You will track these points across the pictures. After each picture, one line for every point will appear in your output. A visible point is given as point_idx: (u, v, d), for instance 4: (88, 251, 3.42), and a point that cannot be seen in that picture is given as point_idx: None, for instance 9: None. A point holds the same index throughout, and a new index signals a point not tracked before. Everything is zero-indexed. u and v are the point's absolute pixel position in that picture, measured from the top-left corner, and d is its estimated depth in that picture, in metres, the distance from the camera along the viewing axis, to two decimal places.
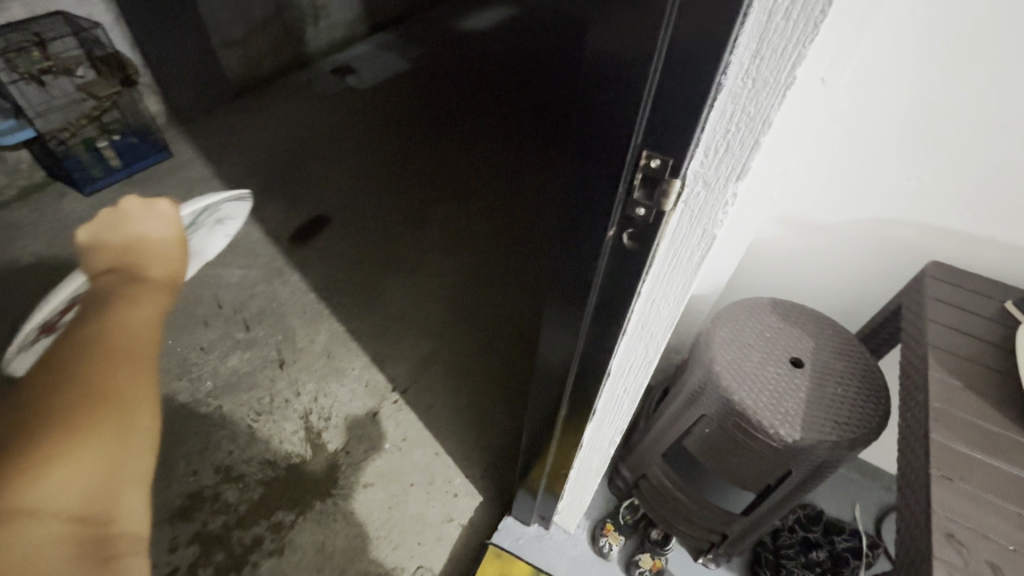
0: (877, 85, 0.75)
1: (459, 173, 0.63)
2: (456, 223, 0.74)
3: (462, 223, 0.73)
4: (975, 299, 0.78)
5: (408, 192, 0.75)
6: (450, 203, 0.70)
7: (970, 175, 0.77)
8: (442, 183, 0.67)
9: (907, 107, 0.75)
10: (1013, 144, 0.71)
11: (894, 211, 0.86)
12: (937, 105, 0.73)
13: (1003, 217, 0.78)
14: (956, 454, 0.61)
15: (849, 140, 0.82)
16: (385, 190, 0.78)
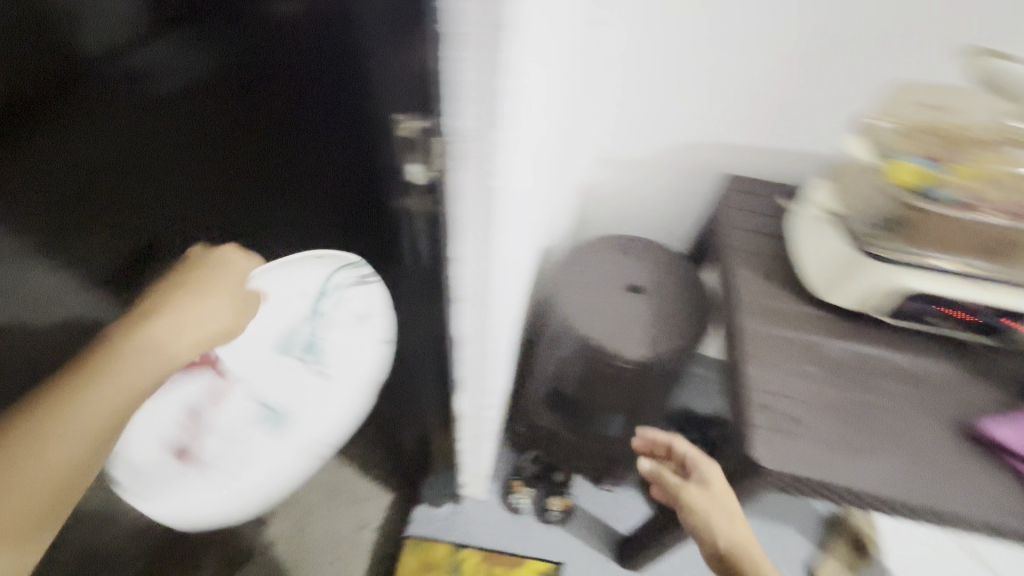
0: (650, 22, 0.80)
1: (298, 161, 0.63)
2: (299, 222, 0.73)
3: (307, 221, 0.72)
4: (761, 202, 0.90)
5: (246, 198, 0.72)
6: (290, 200, 0.70)
7: (739, 94, 0.87)
8: (282, 178, 0.67)
9: (678, 40, 0.82)
10: (764, 61, 0.82)
11: (691, 137, 0.95)
12: (701, 35, 0.81)
13: (771, 127, 0.90)
14: (758, 334, 0.71)
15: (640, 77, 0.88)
16: (216, 203, 0.73)
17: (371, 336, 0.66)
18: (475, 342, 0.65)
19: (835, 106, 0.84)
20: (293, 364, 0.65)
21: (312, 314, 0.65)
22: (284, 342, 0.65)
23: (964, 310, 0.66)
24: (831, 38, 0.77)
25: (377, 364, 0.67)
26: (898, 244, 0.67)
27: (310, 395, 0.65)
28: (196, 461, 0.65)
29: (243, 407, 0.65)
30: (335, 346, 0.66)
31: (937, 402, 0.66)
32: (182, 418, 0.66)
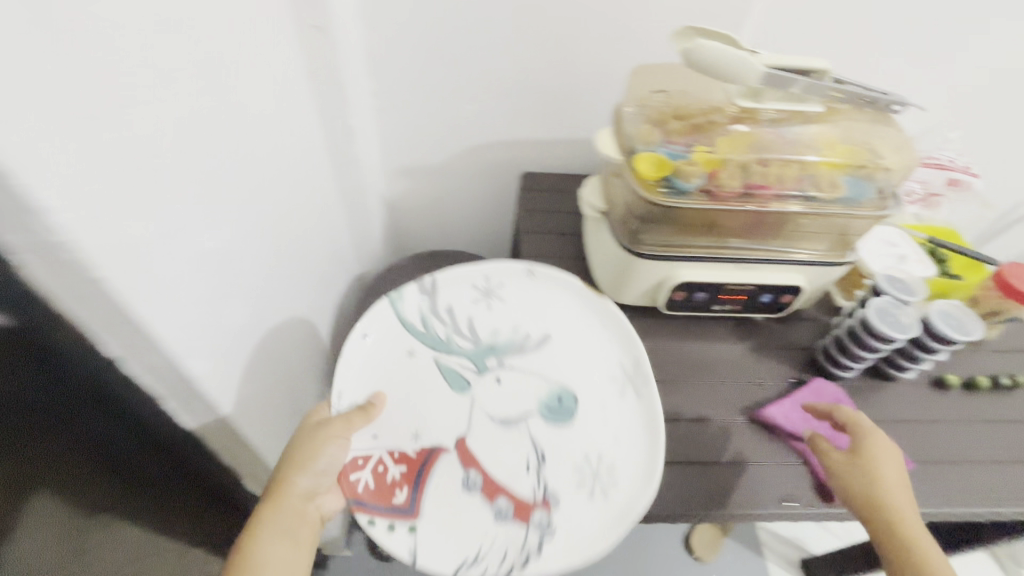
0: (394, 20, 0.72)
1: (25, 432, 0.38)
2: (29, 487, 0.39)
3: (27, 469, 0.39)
4: (556, 199, 0.86)
5: None
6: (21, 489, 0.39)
7: (511, 89, 0.80)
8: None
9: (431, 38, 0.74)
10: (527, 52, 0.76)
11: (478, 138, 0.88)
12: (453, 30, 0.73)
13: (555, 119, 0.84)
14: None
15: (404, 80, 0.79)
16: None
17: (499, 300, 0.64)
18: (522, 289, 0.65)
19: (609, 94, 0.80)
20: (530, 395, 0.58)
21: (440, 345, 0.60)
22: (448, 364, 0.59)
23: (736, 288, 0.64)
24: (583, 24, 0.72)
25: (604, 353, 0.61)
26: (663, 238, 0.62)
27: (585, 404, 0.57)
28: (534, 506, 0.51)
29: (505, 397, 0.57)
30: (563, 370, 0.59)
31: (728, 392, 0.64)
32: (504, 473, 0.52)
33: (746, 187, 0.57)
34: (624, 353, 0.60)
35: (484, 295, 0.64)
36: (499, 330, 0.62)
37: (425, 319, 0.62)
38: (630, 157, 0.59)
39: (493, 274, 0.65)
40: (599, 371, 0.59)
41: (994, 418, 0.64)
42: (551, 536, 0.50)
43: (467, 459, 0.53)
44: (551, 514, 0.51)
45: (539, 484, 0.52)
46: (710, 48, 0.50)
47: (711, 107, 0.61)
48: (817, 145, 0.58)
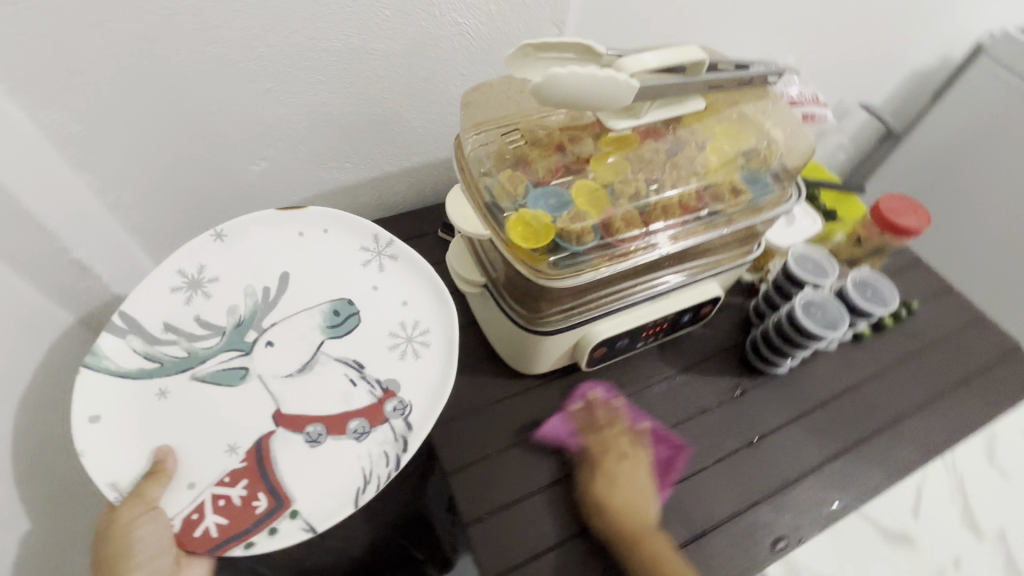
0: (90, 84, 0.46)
1: None
2: None
3: None
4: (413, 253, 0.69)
5: None
6: None
7: (307, 136, 0.59)
8: None
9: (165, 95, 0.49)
10: (316, 84, 0.55)
11: (288, 201, 0.66)
12: (197, 78, 0.49)
13: (380, 155, 0.66)
14: (474, 473, 0.52)
15: (149, 161, 0.54)
16: None
17: (211, 283, 0.53)
18: (229, 257, 0.55)
19: (431, 113, 0.64)
20: (303, 330, 0.53)
21: (186, 363, 0.49)
22: (209, 370, 0.49)
23: (654, 324, 0.55)
24: (373, 37, 0.53)
25: (336, 244, 0.57)
26: (568, 308, 0.50)
27: (361, 303, 0.55)
28: (380, 402, 0.49)
29: (279, 353, 0.51)
30: (314, 283, 0.55)
31: (680, 439, 0.56)
32: (325, 406, 0.49)
33: (646, 229, 0.46)
34: (356, 235, 0.58)
35: (192, 285, 0.53)
36: (234, 303, 0.53)
37: (149, 356, 0.49)
38: (500, 226, 0.44)
39: (186, 262, 0.54)
40: (335, 259, 0.57)
41: (904, 353, 0.65)
42: (412, 408, 0.49)
43: (295, 424, 0.48)
44: (398, 395, 0.50)
45: (369, 384, 0.50)
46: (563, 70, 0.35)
47: (575, 135, 0.48)
48: (701, 143, 0.49)
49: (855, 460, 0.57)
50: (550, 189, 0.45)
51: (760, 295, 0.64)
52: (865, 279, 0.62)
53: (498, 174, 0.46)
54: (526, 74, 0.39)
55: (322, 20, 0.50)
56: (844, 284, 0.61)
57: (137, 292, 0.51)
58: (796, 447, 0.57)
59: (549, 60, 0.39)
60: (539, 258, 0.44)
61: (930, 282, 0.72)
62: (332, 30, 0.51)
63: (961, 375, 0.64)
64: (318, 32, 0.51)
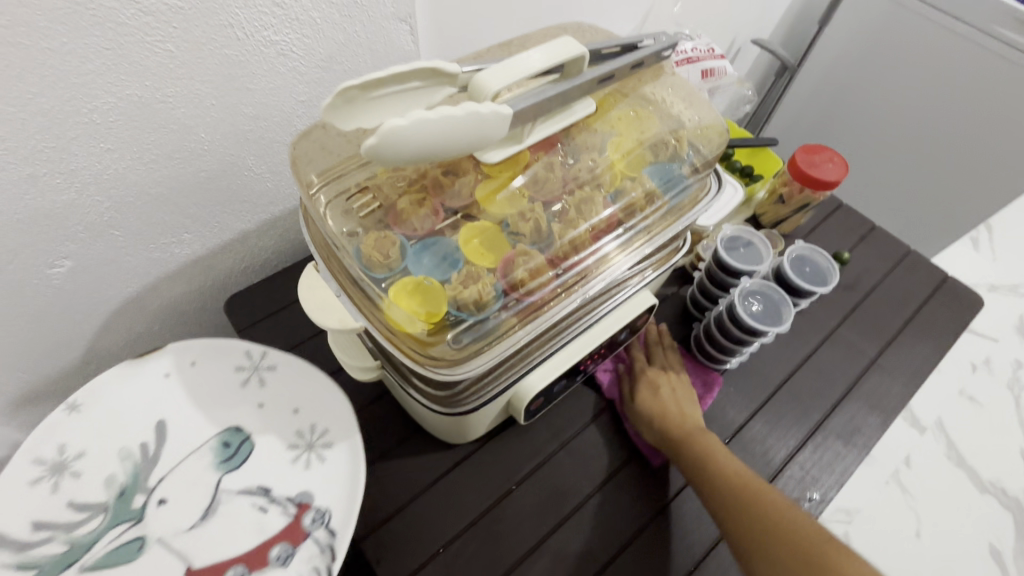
0: None
1: None
2: None
3: None
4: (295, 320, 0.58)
5: None
6: None
7: (117, 217, 0.46)
8: None
9: None
10: (101, 147, 0.41)
11: (118, 296, 0.52)
12: None
13: (225, 215, 0.53)
14: None
15: None
16: None
17: (79, 458, 0.43)
18: (94, 422, 0.44)
19: (278, 155, 0.52)
20: (193, 475, 0.43)
21: (69, 556, 0.39)
22: (102, 553, 0.39)
23: (595, 352, 0.48)
24: (164, 83, 0.40)
25: (209, 374, 0.48)
26: (487, 377, 0.41)
27: (251, 423, 0.46)
28: (296, 518, 0.41)
29: (178, 506, 0.42)
30: (198, 415, 0.46)
31: (644, 470, 0.50)
32: (239, 544, 0.40)
33: (556, 271, 0.38)
34: (228, 354, 0.48)
35: (57, 469, 0.42)
36: (114, 471, 0.43)
37: (22, 565, 0.38)
38: (375, 309, 0.35)
39: (43, 446, 0.43)
40: (208, 394, 0.47)
41: (846, 310, 0.62)
42: (331, 513, 0.41)
43: (211, 574, 0.39)
44: (315, 504, 0.42)
45: (281, 504, 0.42)
46: (414, 123, 0.26)
47: (454, 167, 0.38)
48: (599, 145, 0.41)
49: (822, 442, 0.53)
50: (433, 244, 0.37)
51: (695, 286, 0.59)
52: (803, 254, 0.58)
53: (361, 240, 0.36)
54: (362, 122, 0.29)
55: (77, 75, 0.37)
56: (783, 259, 0.57)
57: None
58: (763, 443, 0.53)
59: (389, 96, 0.30)
60: (432, 342, 0.34)
61: (852, 225, 0.70)
62: (101, 83, 0.38)
63: (903, 321, 0.62)
64: (80, 90, 0.37)
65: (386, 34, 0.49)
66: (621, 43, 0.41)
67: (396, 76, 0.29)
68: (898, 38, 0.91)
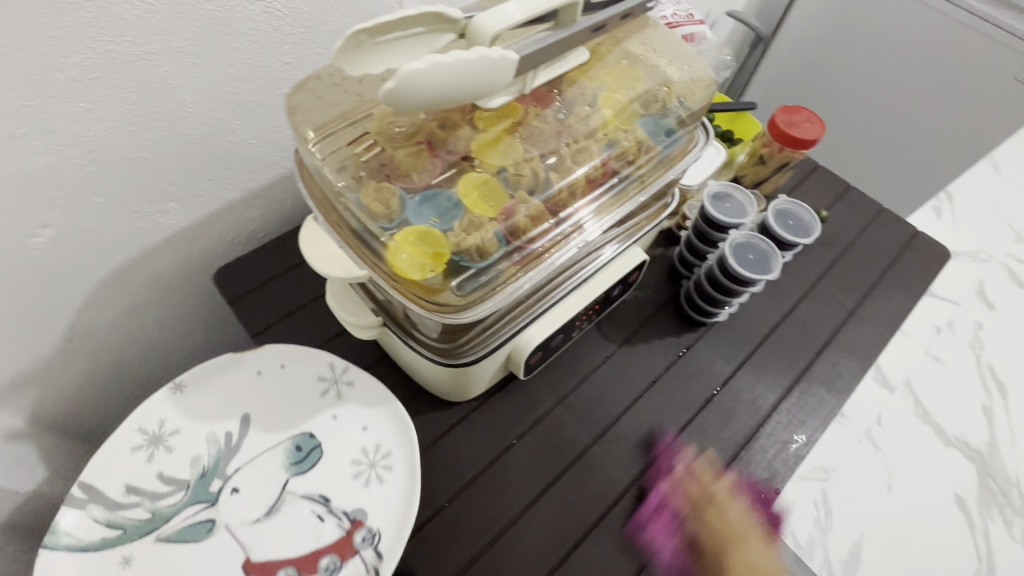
0: None
1: None
2: None
3: None
4: (286, 288, 0.57)
5: None
6: None
7: (100, 183, 0.45)
8: None
9: None
10: (81, 106, 0.40)
11: (103, 268, 0.51)
12: None
13: (212, 182, 0.52)
14: (429, 534, 0.44)
15: None
16: None
17: (174, 434, 0.45)
18: (192, 404, 0.47)
19: (263, 119, 0.51)
20: (265, 471, 0.45)
21: (150, 525, 0.41)
22: (173, 530, 0.41)
23: (590, 308, 0.49)
24: (146, 39, 0.39)
25: (295, 376, 0.48)
26: (490, 326, 0.42)
27: (324, 431, 0.47)
28: (349, 532, 0.42)
29: (246, 499, 0.43)
30: (277, 413, 0.47)
31: (640, 419, 0.52)
32: (296, 546, 0.41)
33: (555, 219, 0.38)
34: (313, 361, 0.49)
35: (154, 441, 0.45)
36: (199, 452, 0.45)
37: (110, 524, 0.41)
38: (379, 259, 0.35)
39: (147, 417, 0.45)
40: (293, 397, 0.48)
41: (825, 265, 0.65)
42: (382, 535, 0.42)
43: (267, 569, 0.40)
44: (368, 523, 0.42)
45: (337, 516, 0.43)
46: (422, 62, 0.26)
47: (449, 120, 0.37)
48: (591, 98, 0.41)
49: (806, 389, 0.56)
50: (433, 199, 0.36)
51: (682, 245, 0.61)
52: (785, 209, 0.60)
53: (361, 190, 0.35)
54: (372, 69, 0.29)
55: (55, 28, 0.35)
56: (766, 216, 0.59)
57: (96, 456, 0.43)
58: (751, 391, 0.55)
59: (394, 42, 0.29)
60: (439, 288, 0.35)
61: (828, 185, 0.73)
62: (82, 39, 0.37)
63: (877, 274, 0.65)
64: (58, 45, 0.36)
65: None
66: None
67: (403, 20, 0.29)
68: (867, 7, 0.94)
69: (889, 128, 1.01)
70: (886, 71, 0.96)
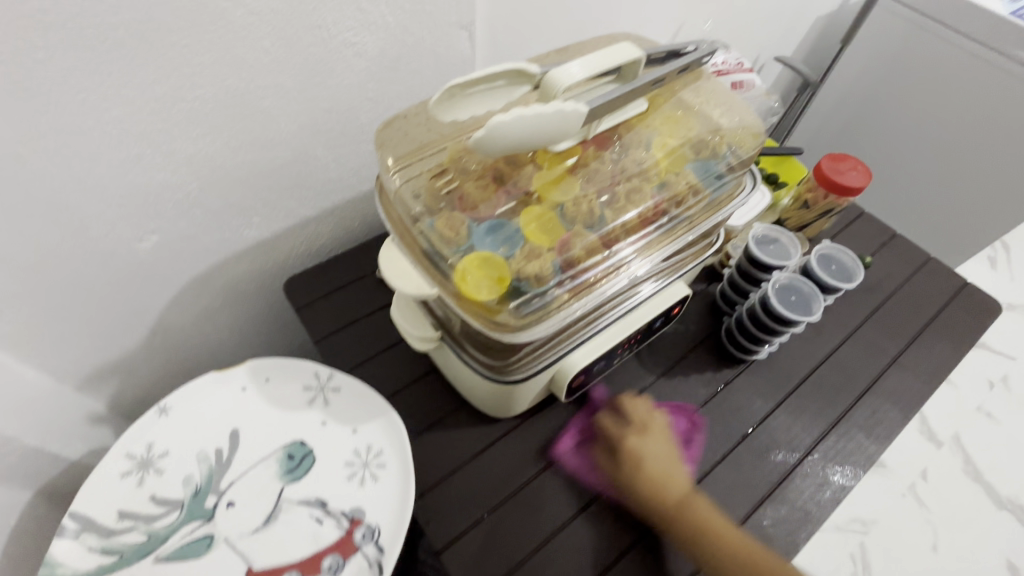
0: None
1: None
2: None
3: None
4: (349, 300, 0.62)
5: None
6: None
7: (202, 197, 0.51)
8: None
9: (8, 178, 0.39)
10: (200, 129, 0.46)
11: (193, 271, 0.56)
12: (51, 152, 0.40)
13: (293, 200, 0.58)
14: (468, 542, 0.47)
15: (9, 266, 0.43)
16: None
17: (163, 458, 0.49)
18: (177, 426, 0.50)
19: (344, 147, 0.56)
20: (260, 481, 0.48)
21: (147, 546, 0.44)
22: (173, 547, 0.44)
23: (632, 338, 0.51)
24: (257, 75, 0.45)
25: (279, 391, 0.53)
26: (539, 349, 0.45)
27: (314, 438, 0.50)
28: (348, 532, 0.45)
29: (243, 510, 0.46)
30: (266, 431, 0.51)
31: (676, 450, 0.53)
32: (295, 550, 0.44)
33: (607, 253, 0.41)
34: (297, 374, 0.53)
35: (143, 465, 0.48)
36: (190, 471, 0.48)
37: (105, 551, 0.44)
38: (446, 279, 0.39)
39: (134, 443, 0.49)
40: (281, 408, 0.52)
41: (868, 311, 0.65)
42: (381, 529, 0.45)
43: None
44: (366, 520, 0.45)
45: (335, 517, 0.46)
46: (507, 113, 0.30)
47: (516, 159, 0.41)
48: (646, 142, 0.44)
49: (845, 433, 0.56)
50: (499, 227, 0.40)
51: (725, 282, 0.63)
52: (829, 253, 0.61)
53: (434, 217, 0.39)
54: (458, 114, 0.34)
55: (188, 66, 0.41)
56: (809, 259, 0.60)
57: (83, 489, 0.46)
58: (788, 431, 0.55)
59: (480, 93, 0.34)
60: (497, 309, 0.38)
61: (874, 232, 0.73)
62: (208, 74, 0.43)
63: (923, 323, 0.65)
64: (189, 79, 0.42)
65: (447, 38, 0.53)
66: (668, 49, 0.44)
67: (488, 75, 0.33)
68: (917, 57, 0.95)
69: (940, 175, 1.00)
70: (936, 120, 0.96)
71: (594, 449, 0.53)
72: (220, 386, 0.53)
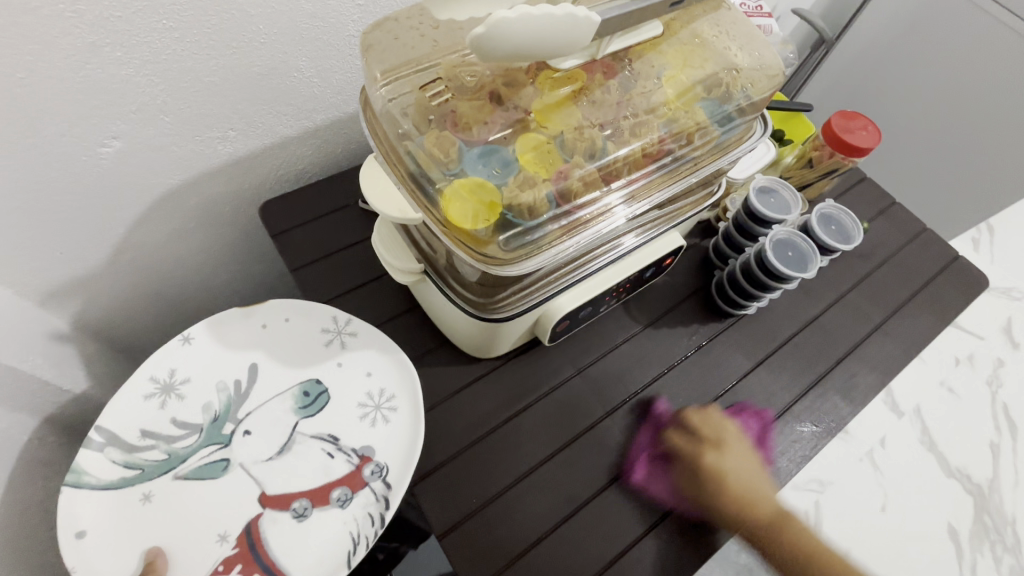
0: None
1: None
2: None
3: None
4: (330, 229, 0.59)
5: None
6: None
7: (170, 102, 0.46)
8: None
9: None
10: (166, 19, 0.41)
11: (165, 184, 0.53)
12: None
13: (273, 116, 0.53)
14: (442, 475, 0.47)
15: None
16: None
17: (184, 383, 0.47)
18: (200, 355, 0.48)
19: (329, 60, 0.52)
20: (276, 413, 0.47)
21: (168, 464, 0.44)
22: (191, 467, 0.44)
23: (622, 286, 0.50)
24: None
25: (300, 329, 0.50)
26: (525, 287, 0.43)
27: (330, 378, 0.48)
28: (357, 468, 0.44)
29: (259, 439, 0.45)
30: (286, 364, 0.49)
31: (655, 400, 0.53)
32: (306, 481, 0.44)
33: (604, 189, 0.39)
34: (315, 314, 0.50)
35: (165, 389, 0.46)
36: (209, 399, 0.47)
37: (127, 464, 0.43)
38: (433, 205, 0.36)
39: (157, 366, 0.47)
40: (297, 347, 0.50)
41: (858, 276, 0.65)
42: (390, 468, 0.44)
43: (282, 501, 0.43)
44: (375, 458, 0.45)
45: (346, 453, 0.45)
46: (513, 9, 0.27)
47: (515, 79, 0.38)
48: (655, 72, 0.41)
49: (822, 394, 0.56)
50: (493, 152, 0.36)
51: (720, 235, 0.61)
52: (830, 213, 0.60)
53: (424, 134, 0.36)
54: None
55: None
56: (808, 218, 0.59)
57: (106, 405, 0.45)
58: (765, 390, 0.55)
59: None
60: (486, 240, 0.36)
61: (873, 198, 0.72)
62: None
63: (910, 292, 0.65)
64: None
65: None
66: None
67: None
68: (940, 19, 0.90)
69: (945, 147, 0.98)
70: (950, 88, 0.93)
71: (671, 470, 0.49)
72: (235, 320, 0.50)
